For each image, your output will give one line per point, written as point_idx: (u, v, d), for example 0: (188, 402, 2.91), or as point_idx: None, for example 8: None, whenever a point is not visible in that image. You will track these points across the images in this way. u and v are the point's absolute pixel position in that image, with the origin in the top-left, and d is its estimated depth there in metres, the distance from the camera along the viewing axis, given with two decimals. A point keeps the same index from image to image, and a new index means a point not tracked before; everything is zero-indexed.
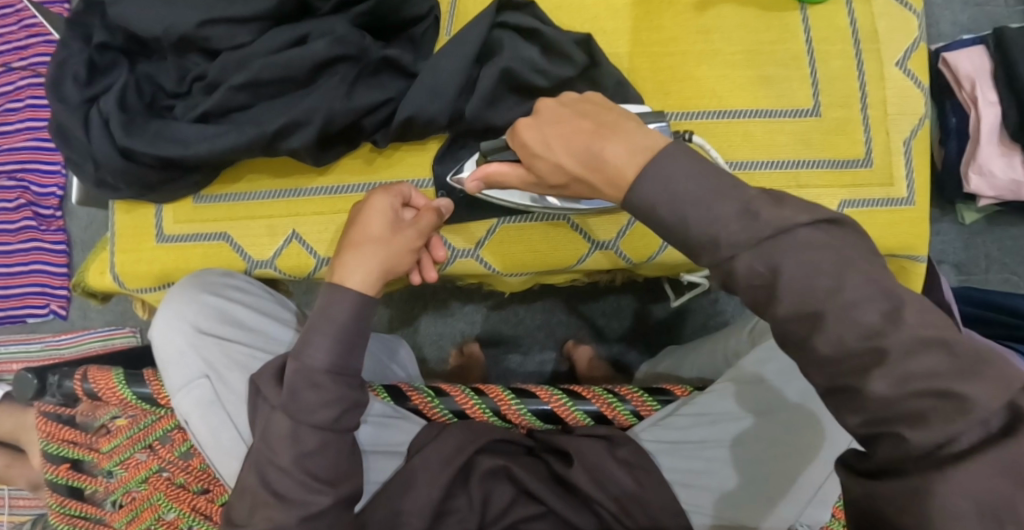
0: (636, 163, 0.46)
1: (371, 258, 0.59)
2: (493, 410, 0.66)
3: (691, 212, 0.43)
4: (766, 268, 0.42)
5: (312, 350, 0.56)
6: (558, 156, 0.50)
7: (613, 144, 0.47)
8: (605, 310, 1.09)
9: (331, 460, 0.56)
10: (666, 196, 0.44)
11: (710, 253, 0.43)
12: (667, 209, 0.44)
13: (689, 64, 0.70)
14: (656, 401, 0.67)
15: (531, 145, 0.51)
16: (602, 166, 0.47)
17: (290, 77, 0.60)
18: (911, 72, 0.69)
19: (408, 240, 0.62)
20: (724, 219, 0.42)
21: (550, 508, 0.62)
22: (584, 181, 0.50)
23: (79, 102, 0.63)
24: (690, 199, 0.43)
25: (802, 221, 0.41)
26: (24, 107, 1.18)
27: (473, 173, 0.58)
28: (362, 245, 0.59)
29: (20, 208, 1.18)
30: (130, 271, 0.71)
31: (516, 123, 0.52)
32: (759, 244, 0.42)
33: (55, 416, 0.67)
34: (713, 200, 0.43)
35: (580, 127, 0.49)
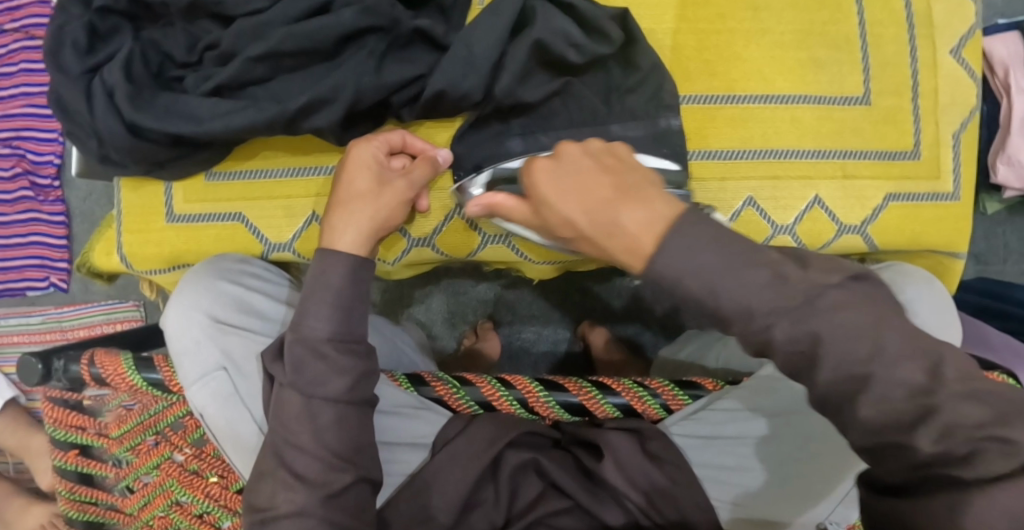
0: (653, 230, 0.40)
1: (359, 218, 0.56)
2: (520, 401, 0.63)
3: (722, 283, 0.39)
4: (807, 337, 0.39)
5: (310, 320, 0.53)
6: (568, 210, 0.43)
7: (631, 207, 0.41)
8: (620, 292, 1.06)
9: (347, 435, 0.53)
10: (694, 269, 0.39)
11: (742, 323, 0.39)
12: (693, 281, 0.39)
13: (737, 44, 0.66)
14: (685, 394, 0.64)
15: (544, 191, 0.44)
16: (613, 228, 0.41)
17: (313, 48, 0.56)
18: (965, 61, 0.66)
19: (397, 192, 0.58)
20: (757, 288, 0.39)
21: (577, 504, 0.60)
22: (589, 240, 0.43)
23: (80, 73, 0.58)
24: (719, 273, 0.39)
25: (832, 281, 0.39)
26: (17, 72, 1.13)
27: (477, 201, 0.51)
28: (346, 204, 0.57)
29: (17, 177, 1.14)
30: (138, 253, 0.67)
31: (531, 162, 0.45)
32: (795, 310, 0.39)
33: (63, 402, 0.66)
34: (739, 272, 0.39)
35: (596, 179, 0.43)
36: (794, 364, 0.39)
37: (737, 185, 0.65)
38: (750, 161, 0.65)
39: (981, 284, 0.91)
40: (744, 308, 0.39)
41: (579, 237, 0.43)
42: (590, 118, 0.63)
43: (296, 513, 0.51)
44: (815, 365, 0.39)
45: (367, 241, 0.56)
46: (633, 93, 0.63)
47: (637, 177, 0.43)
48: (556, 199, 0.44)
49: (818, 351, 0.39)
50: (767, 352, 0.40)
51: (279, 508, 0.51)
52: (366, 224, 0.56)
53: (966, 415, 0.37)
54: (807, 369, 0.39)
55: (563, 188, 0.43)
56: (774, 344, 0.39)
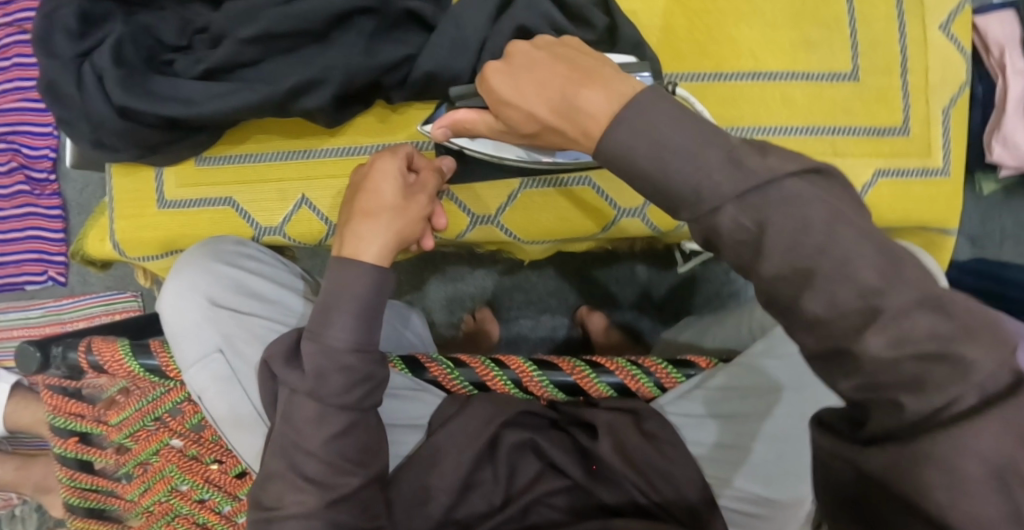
0: (610, 108, 0.42)
1: (385, 229, 0.54)
2: (514, 382, 0.64)
3: (678, 164, 0.39)
4: (751, 222, 0.37)
5: (333, 330, 0.52)
6: (532, 104, 0.46)
7: (590, 92, 0.43)
8: (617, 277, 1.06)
9: (358, 440, 0.53)
10: (644, 145, 0.40)
11: (690, 206, 0.39)
12: (645, 156, 0.40)
13: (727, 22, 0.66)
14: (679, 373, 0.64)
15: (502, 91, 0.47)
16: (574, 113, 0.43)
17: (302, 30, 0.56)
18: (954, 36, 0.66)
19: (418, 207, 0.57)
20: (715, 168, 0.38)
21: (575, 482, 0.61)
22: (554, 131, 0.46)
23: (72, 57, 0.59)
24: (674, 150, 0.40)
25: (789, 170, 0.37)
26: (11, 66, 1.13)
27: (440, 122, 0.54)
28: (374, 214, 0.55)
29: (12, 171, 1.14)
30: (132, 239, 0.68)
31: (487, 67, 0.48)
32: (746, 195, 0.37)
33: (60, 389, 0.66)
34: (696, 153, 0.39)
35: (556, 71, 0.46)
36: (741, 253, 0.38)
37: None
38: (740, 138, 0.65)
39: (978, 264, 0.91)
40: (694, 188, 0.39)
41: (544, 127, 0.46)
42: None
43: (304, 513, 0.52)
44: (761, 253, 0.37)
45: (392, 252, 0.55)
46: None
47: (591, 69, 0.45)
48: (519, 96, 0.47)
49: (763, 237, 0.37)
50: (715, 240, 0.39)
51: (289, 506, 0.52)
52: (391, 235, 0.54)
53: None
54: (755, 256, 0.38)
55: (520, 87, 0.47)
56: (719, 232, 0.38)
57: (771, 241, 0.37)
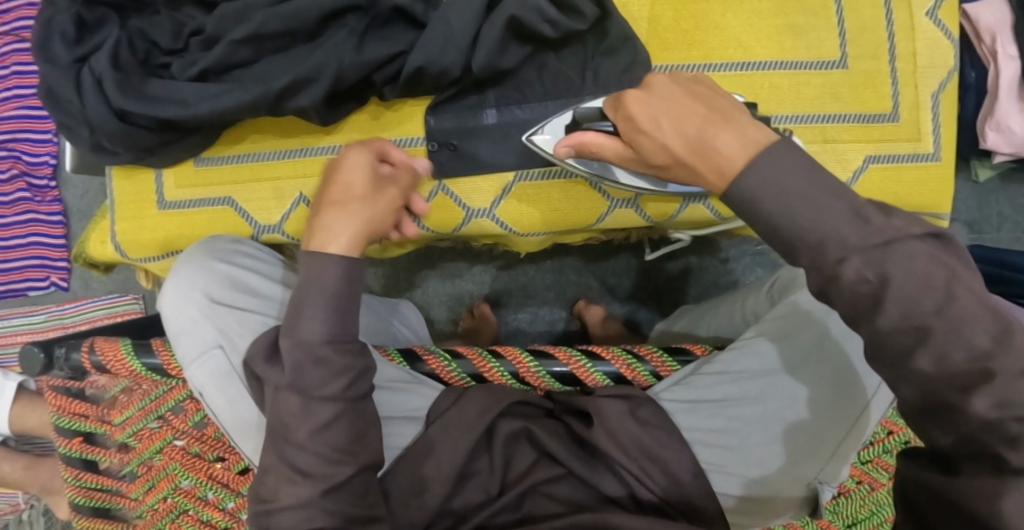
0: (746, 153, 0.44)
1: (354, 220, 0.56)
2: (512, 373, 0.65)
3: (801, 209, 0.41)
4: (875, 276, 0.39)
5: (306, 324, 0.53)
6: (667, 138, 0.49)
7: (725, 134, 0.45)
8: (615, 270, 1.07)
9: (346, 429, 0.54)
10: (777, 189, 0.42)
11: (812, 256, 0.41)
12: (768, 203, 0.42)
13: (714, 12, 0.66)
14: (674, 361, 0.66)
15: (640, 120, 0.51)
16: (712, 155, 0.45)
17: (294, 30, 0.57)
18: (941, 22, 0.67)
19: (388, 198, 0.60)
20: (841, 223, 0.40)
21: (569, 471, 0.61)
22: (683, 163, 0.49)
23: (69, 62, 0.60)
24: (802, 200, 0.41)
25: (913, 232, 0.40)
26: (10, 75, 1.14)
27: (568, 142, 0.57)
28: (342, 204, 0.57)
29: (14, 179, 1.15)
30: (132, 240, 0.69)
31: (625, 94, 0.52)
32: (872, 250, 0.39)
33: (65, 390, 0.66)
34: (821, 203, 0.41)
35: (693, 111, 0.48)
36: (858, 304, 0.40)
37: None
38: None
39: (976, 250, 0.92)
40: (820, 240, 0.41)
41: (677, 161, 0.49)
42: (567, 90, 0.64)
43: (299, 503, 0.52)
44: (878, 306, 0.40)
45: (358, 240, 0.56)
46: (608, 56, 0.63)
47: (734, 109, 0.47)
48: (653, 127, 0.50)
49: (885, 293, 0.39)
50: (833, 288, 0.41)
51: (284, 498, 0.53)
52: (361, 225, 0.56)
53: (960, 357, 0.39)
54: (871, 308, 0.40)
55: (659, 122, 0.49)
56: (841, 282, 0.40)
57: (890, 301, 0.39)
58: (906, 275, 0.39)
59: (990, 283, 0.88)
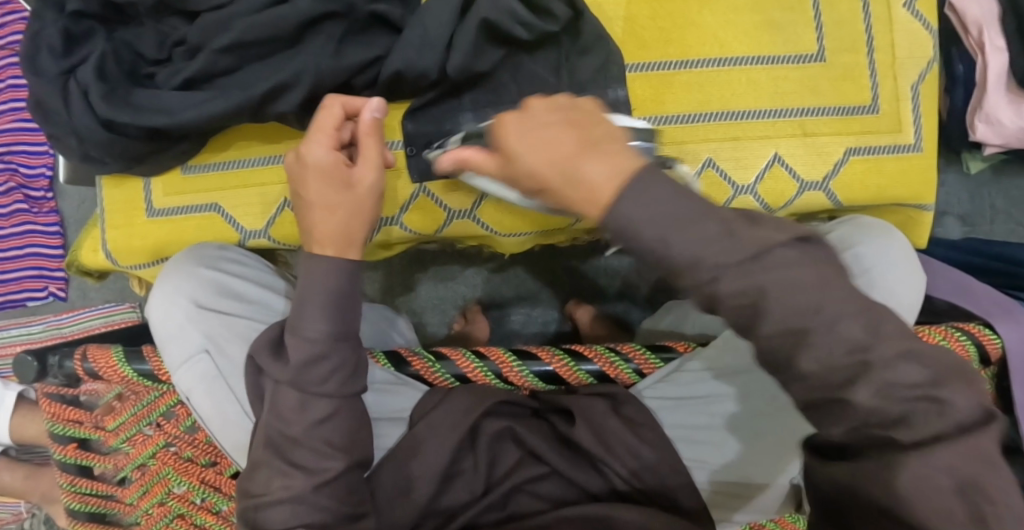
0: (617, 183, 0.39)
1: (338, 223, 0.56)
2: (496, 374, 0.66)
3: (672, 234, 0.37)
4: (751, 293, 0.37)
5: (307, 323, 0.54)
6: (531, 161, 0.42)
7: (592, 162, 0.40)
8: (606, 269, 1.07)
9: (343, 426, 0.55)
10: (650, 216, 0.38)
11: (690, 275, 0.37)
12: (646, 229, 0.38)
13: (691, 10, 0.67)
14: (657, 358, 0.67)
15: (517, 148, 0.42)
16: (579, 183, 0.40)
17: (275, 37, 0.58)
18: (919, 13, 0.68)
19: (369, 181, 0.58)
20: (710, 239, 0.37)
21: (554, 469, 0.62)
22: (552, 191, 0.42)
23: (57, 74, 0.60)
24: (677, 222, 0.38)
25: (780, 240, 0.37)
26: (5, 88, 1.16)
27: (450, 158, 0.50)
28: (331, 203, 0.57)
29: (11, 191, 1.17)
30: (123, 248, 0.70)
31: (501, 117, 0.44)
32: (738, 265, 0.37)
33: (59, 397, 0.68)
34: (688, 224, 0.37)
35: (564, 143, 0.41)
36: (740, 316, 0.37)
37: (697, 147, 0.66)
38: (713, 123, 0.66)
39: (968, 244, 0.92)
40: (693, 258, 0.37)
41: (545, 190, 0.42)
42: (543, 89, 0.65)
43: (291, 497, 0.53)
44: (760, 316, 0.37)
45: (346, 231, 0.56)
46: (584, 56, 0.64)
47: (602, 131, 0.42)
48: (522, 149, 0.42)
49: (761, 305, 0.36)
50: (715, 307, 0.38)
51: (272, 493, 0.53)
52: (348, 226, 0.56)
53: (904, 375, 0.35)
54: (753, 319, 0.37)
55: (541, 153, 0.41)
56: (719, 298, 0.37)
57: (771, 310, 0.36)
58: (784, 289, 0.36)
59: (982, 275, 0.88)
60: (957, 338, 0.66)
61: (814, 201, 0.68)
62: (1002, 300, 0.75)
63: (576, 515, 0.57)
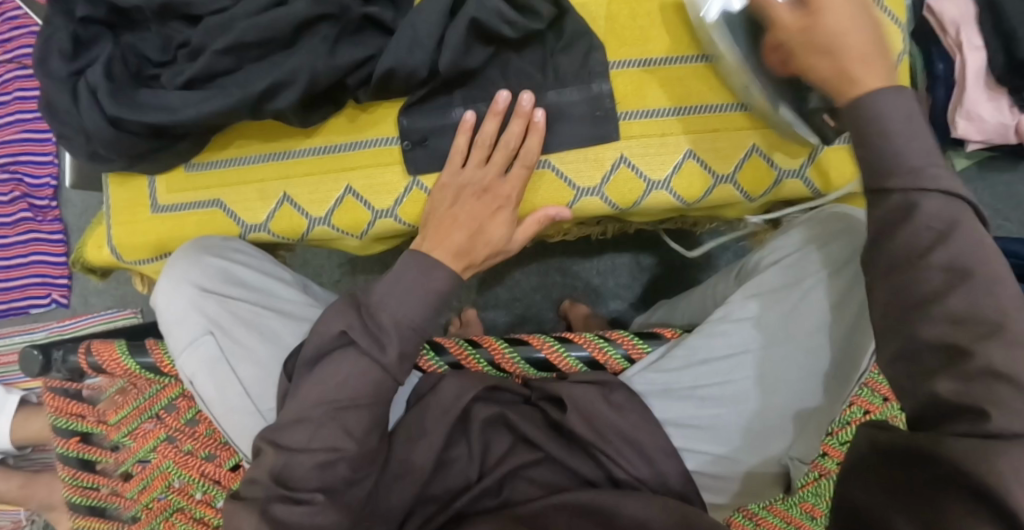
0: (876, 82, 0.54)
1: (461, 240, 0.66)
2: (488, 361, 0.69)
3: (901, 142, 0.51)
4: (941, 224, 0.49)
5: (401, 307, 0.61)
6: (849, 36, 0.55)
7: (867, 67, 0.54)
8: (599, 270, 1.09)
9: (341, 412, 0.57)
10: (892, 115, 0.52)
11: (904, 177, 0.50)
12: (877, 126, 0.52)
13: (669, 9, 0.70)
14: (645, 344, 0.69)
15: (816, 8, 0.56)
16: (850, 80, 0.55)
17: (273, 38, 0.61)
18: (886, 9, 0.70)
19: (495, 214, 0.67)
20: (913, 155, 0.51)
21: (546, 454, 0.64)
22: (834, 58, 0.55)
23: (66, 76, 0.63)
24: (904, 137, 0.51)
25: (929, 192, 0.49)
26: (12, 100, 1.21)
27: None
28: (452, 206, 0.67)
29: (16, 200, 1.20)
30: (127, 243, 0.72)
31: None
32: (906, 176, 0.50)
33: (63, 391, 0.70)
34: (914, 138, 0.51)
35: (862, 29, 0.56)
36: (914, 245, 0.49)
37: (677, 139, 0.69)
38: (692, 116, 0.69)
39: None
40: (912, 168, 0.50)
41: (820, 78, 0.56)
42: (528, 86, 0.68)
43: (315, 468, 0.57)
44: (945, 240, 0.48)
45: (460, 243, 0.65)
46: (565, 52, 0.68)
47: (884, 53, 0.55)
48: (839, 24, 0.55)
49: (952, 230, 0.48)
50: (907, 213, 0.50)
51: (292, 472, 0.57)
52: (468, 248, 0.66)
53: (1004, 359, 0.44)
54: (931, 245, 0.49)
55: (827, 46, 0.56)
56: (921, 208, 0.49)
57: (911, 239, 0.49)
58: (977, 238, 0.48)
59: None
60: None
61: (792, 188, 0.71)
62: None
63: (568, 501, 0.60)
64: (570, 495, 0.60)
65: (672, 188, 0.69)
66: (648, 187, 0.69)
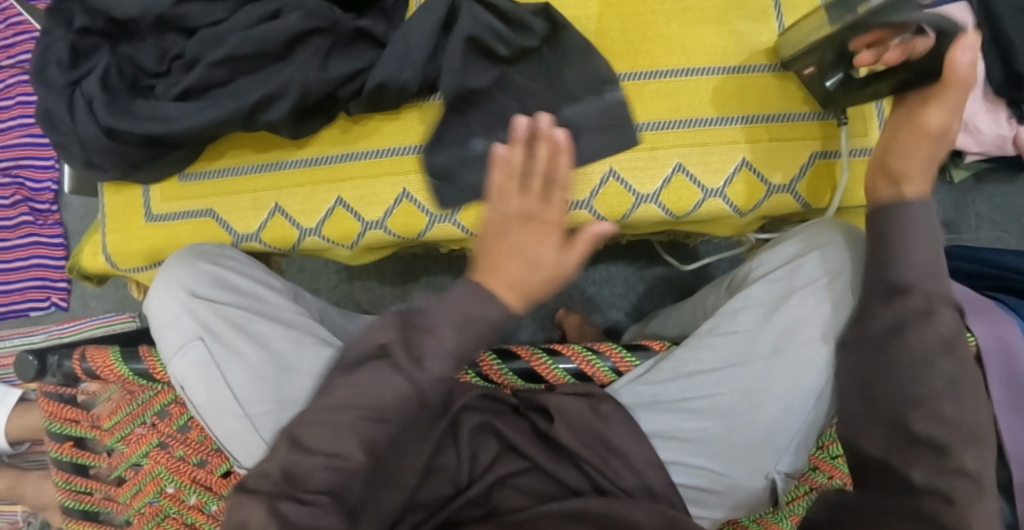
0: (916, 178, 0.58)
1: (518, 273, 0.56)
2: (477, 372, 0.69)
3: (912, 236, 0.57)
4: (926, 304, 0.55)
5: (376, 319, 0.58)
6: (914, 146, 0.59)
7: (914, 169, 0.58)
8: (595, 279, 1.09)
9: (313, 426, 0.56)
10: (915, 230, 0.57)
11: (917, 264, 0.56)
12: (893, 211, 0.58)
13: (660, 23, 0.71)
14: (633, 357, 0.69)
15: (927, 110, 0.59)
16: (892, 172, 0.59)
17: (265, 51, 0.62)
18: None
19: (552, 243, 0.56)
20: (936, 316, 0.55)
21: (535, 464, 0.64)
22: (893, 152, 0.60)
23: (63, 86, 0.64)
24: (922, 243, 0.56)
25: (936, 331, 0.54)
26: (15, 105, 1.22)
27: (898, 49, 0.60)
28: (505, 235, 0.56)
29: (17, 204, 1.21)
30: (121, 251, 0.73)
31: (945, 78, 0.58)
32: (929, 268, 0.56)
33: (58, 395, 0.70)
34: (934, 278, 0.55)
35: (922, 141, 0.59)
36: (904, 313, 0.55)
37: (667, 153, 0.69)
38: (682, 130, 0.69)
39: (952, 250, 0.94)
40: (931, 259, 0.56)
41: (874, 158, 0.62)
42: (519, 99, 0.69)
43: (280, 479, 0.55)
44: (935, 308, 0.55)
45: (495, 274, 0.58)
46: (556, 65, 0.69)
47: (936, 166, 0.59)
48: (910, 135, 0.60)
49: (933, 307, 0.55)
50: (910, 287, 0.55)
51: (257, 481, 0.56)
52: (529, 282, 0.56)
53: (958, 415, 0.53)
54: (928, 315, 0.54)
55: (912, 164, 0.58)
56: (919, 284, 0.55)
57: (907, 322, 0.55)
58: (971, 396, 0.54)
59: (967, 280, 0.90)
60: None
61: (781, 203, 0.71)
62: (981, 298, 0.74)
63: (552, 509, 0.60)
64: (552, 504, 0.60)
65: (661, 202, 0.70)
66: (637, 201, 0.69)
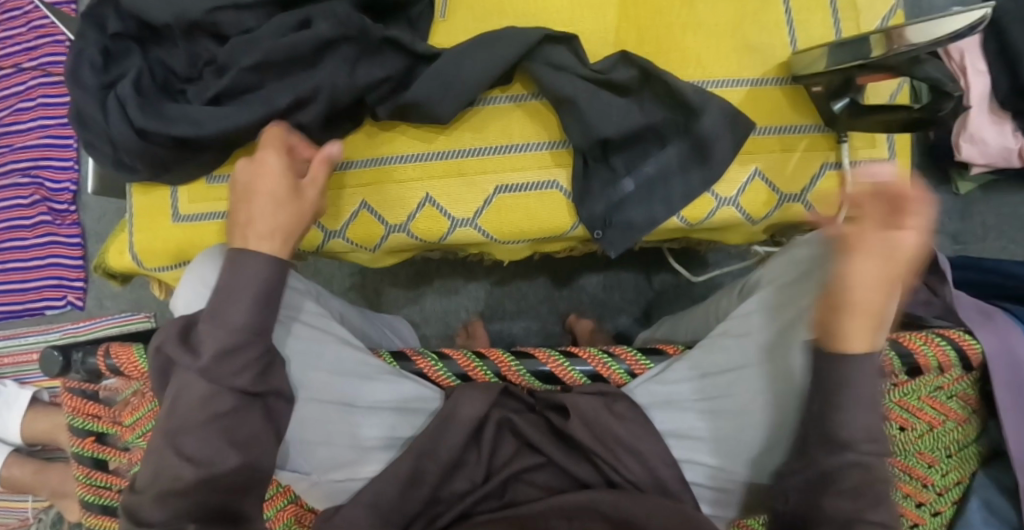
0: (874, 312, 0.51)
1: (263, 210, 0.58)
2: (495, 373, 0.70)
3: (855, 389, 0.52)
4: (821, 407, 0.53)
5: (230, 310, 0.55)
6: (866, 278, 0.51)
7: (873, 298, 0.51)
8: (605, 285, 1.11)
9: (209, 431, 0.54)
10: (860, 384, 0.52)
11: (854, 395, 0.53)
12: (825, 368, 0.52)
13: (676, 35, 0.72)
14: (649, 360, 0.71)
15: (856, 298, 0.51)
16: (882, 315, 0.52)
17: (295, 56, 0.63)
18: None
19: (305, 206, 0.61)
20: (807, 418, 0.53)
21: (550, 459, 0.66)
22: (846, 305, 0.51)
23: (97, 87, 0.66)
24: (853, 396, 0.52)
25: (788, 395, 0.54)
26: (35, 106, 1.24)
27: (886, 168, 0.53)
28: (250, 196, 0.59)
29: (36, 204, 1.24)
30: (147, 249, 0.74)
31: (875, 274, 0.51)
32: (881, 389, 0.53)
33: (81, 391, 0.72)
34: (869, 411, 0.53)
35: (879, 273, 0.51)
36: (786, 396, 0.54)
37: None
38: None
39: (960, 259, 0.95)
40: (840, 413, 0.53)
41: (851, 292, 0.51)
42: None
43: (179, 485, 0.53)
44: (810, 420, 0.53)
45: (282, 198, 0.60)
46: None
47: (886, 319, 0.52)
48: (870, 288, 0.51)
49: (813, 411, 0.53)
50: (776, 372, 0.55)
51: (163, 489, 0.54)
52: (279, 226, 0.58)
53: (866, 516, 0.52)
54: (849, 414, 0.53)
55: (875, 295, 0.51)
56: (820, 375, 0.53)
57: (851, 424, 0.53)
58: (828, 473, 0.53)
59: (975, 289, 0.91)
60: (938, 344, 0.71)
61: (794, 212, 0.73)
62: (985, 307, 0.78)
63: (569, 500, 0.61)
64: (570, 495, 0.61)
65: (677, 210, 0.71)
66: None
